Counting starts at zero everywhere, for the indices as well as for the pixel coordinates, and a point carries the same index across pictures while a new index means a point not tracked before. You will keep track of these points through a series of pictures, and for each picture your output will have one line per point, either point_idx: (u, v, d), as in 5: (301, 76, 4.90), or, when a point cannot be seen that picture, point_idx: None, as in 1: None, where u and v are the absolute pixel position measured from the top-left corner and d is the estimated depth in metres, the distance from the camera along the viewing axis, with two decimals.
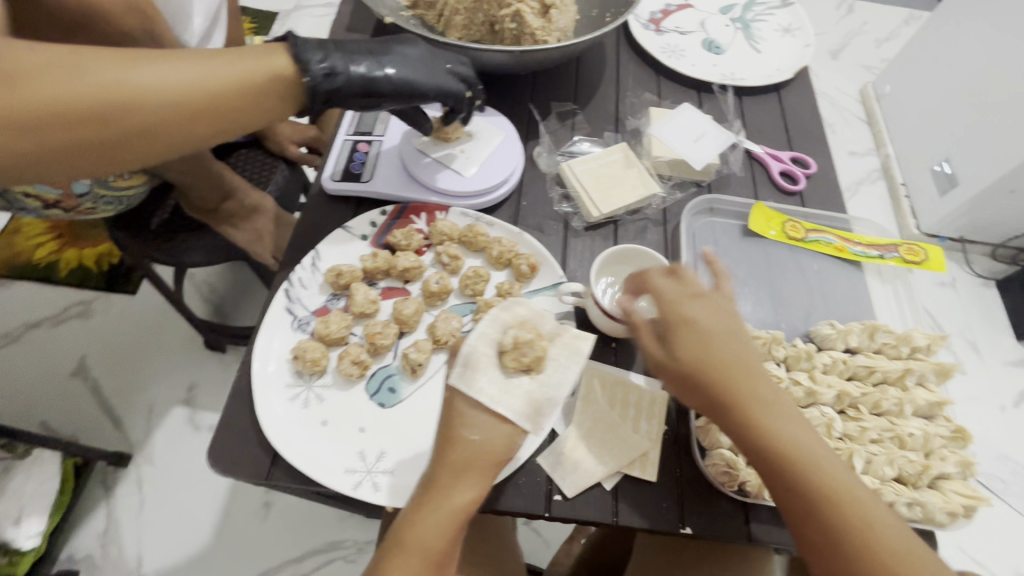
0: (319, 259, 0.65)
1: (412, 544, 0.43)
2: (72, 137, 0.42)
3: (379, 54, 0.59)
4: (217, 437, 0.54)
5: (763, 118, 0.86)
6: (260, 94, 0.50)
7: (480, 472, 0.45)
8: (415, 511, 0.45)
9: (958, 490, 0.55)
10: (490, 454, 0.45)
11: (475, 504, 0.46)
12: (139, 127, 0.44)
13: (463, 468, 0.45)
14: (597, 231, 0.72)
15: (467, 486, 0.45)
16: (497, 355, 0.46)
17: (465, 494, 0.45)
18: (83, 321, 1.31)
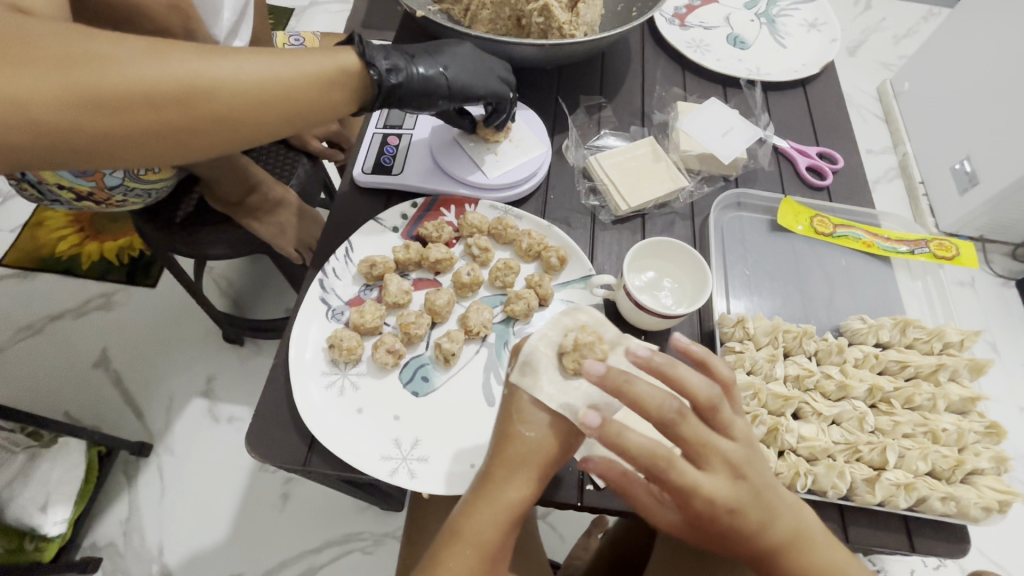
0: (352, 250, 0.66)
1: (468, 535, 0.44)
2: (160, 121, 0.44)
3: (434, 54, 0.64)
4: (254, 423, 0.56)
5: (789, 113, 0.86)
6: (327, 89, 0.53)
7: (534, 470, 0.46)
8: (469, 504, 0.46)
9: (992, 486, 0.55)
10: (541, 449, 0.47)
11: (529, 501, 0.46)
12: (221, 113, 0.46)
13: (518, 461, 0.46)
14: (624, 225, 0.73)
15: (519, 483, 0.46)
16: (557, 356, 0.50)
17: (519, 490, 0.46)
18: (105, 313, 1.33)
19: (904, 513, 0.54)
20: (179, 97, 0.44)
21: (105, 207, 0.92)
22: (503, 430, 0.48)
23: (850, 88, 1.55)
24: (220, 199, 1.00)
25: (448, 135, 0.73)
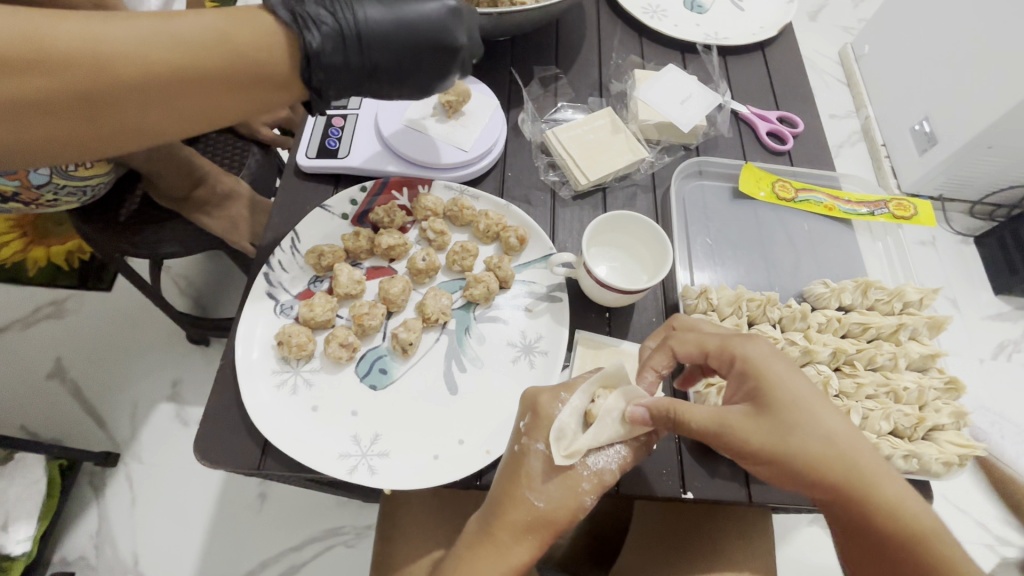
0: (299, 241, 0.62)
1: None
2: (59, 125, 0.40)
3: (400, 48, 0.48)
4: (204, 428, 0.52)
5: (748, 77, 0.84)
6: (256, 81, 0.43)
7: (542, 533, 0.46)
8: (469, 557, 0.46)
9: (952, 440, 0.56)
10: (547, 514, 0.46)
11: (532, 560, 0.46)
12: (129, 119, 0.41)
13: (522, 524, 0.46)
14: (585, 200, 0.71)
15: (525, 547, 0.46)
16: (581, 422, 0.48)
17: (524, 551, 0.46)
18: (56, 320, 1.26)
19: None
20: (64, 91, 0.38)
21: (36, 207, 0.86)
22: (507, 494, 0.47)
23: (811, 53, 1.55)
24: (163, 194, 0.94)
25: (397, 113, 0.70)
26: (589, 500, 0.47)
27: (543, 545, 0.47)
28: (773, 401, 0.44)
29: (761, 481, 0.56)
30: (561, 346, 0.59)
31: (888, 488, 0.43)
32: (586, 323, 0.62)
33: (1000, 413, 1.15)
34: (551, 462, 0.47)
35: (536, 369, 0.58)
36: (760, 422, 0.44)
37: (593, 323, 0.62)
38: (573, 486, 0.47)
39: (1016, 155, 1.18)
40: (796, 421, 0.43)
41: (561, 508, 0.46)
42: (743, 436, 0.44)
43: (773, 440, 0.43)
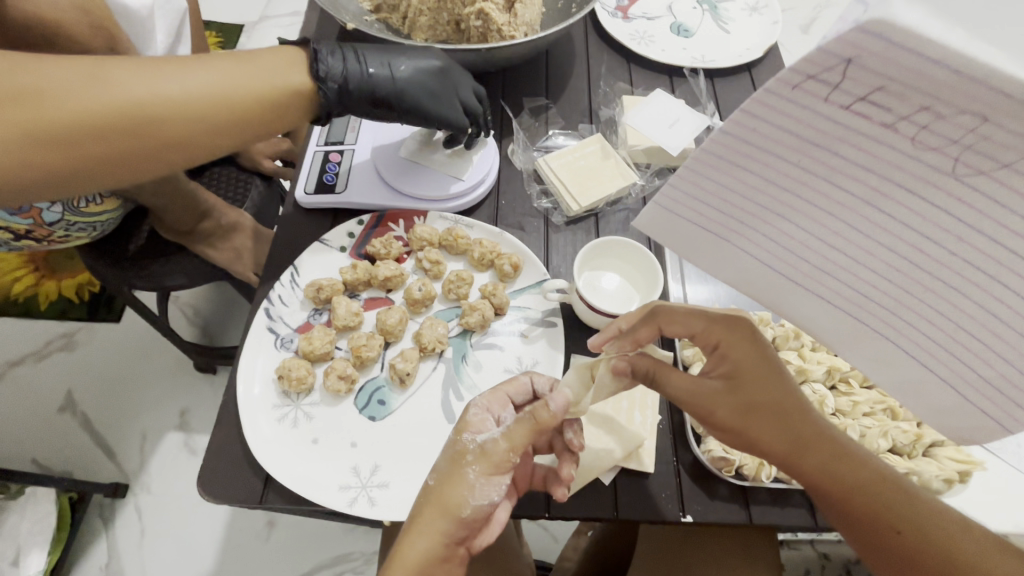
0: (298, 275, 0.64)
1: None
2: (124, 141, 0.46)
3: None
4: (207, 464, 0.53)
5: (736, 98, 0.86)
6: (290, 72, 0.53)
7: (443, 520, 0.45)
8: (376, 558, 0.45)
9: (952, 456, 0.56)
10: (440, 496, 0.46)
11: (434, 555, 0.44)
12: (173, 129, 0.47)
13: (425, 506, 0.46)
14: (578, 225, 0.72)
15: (423, 537, 0.45)
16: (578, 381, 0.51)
17: (421, 542, 0.45)
18: (67, 354, 1.28)
19: None
20: (137, 118, 0.45)
21: (46, 243, 0.89)
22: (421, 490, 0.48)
23: None
24: (169, 228, 0.97)
25: (393, 147, 0.72)
26: (473, 475, 0.46)
27: (444, 534, 0.45)
28: (739, 375, 0.46)
29: (762, 504, 0.55)
30: (557, 371, 0.60)
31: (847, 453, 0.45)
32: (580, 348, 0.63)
33: None
34: (451, 443, 0.49)
35: None
36: (730, 399, 0.46)
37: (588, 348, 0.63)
38: (460, 465, 0.47)
39: None
40: (770, 399, 0.45)
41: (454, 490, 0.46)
42: (712, 407, 0.46)
43: (742, 412, 0.45)
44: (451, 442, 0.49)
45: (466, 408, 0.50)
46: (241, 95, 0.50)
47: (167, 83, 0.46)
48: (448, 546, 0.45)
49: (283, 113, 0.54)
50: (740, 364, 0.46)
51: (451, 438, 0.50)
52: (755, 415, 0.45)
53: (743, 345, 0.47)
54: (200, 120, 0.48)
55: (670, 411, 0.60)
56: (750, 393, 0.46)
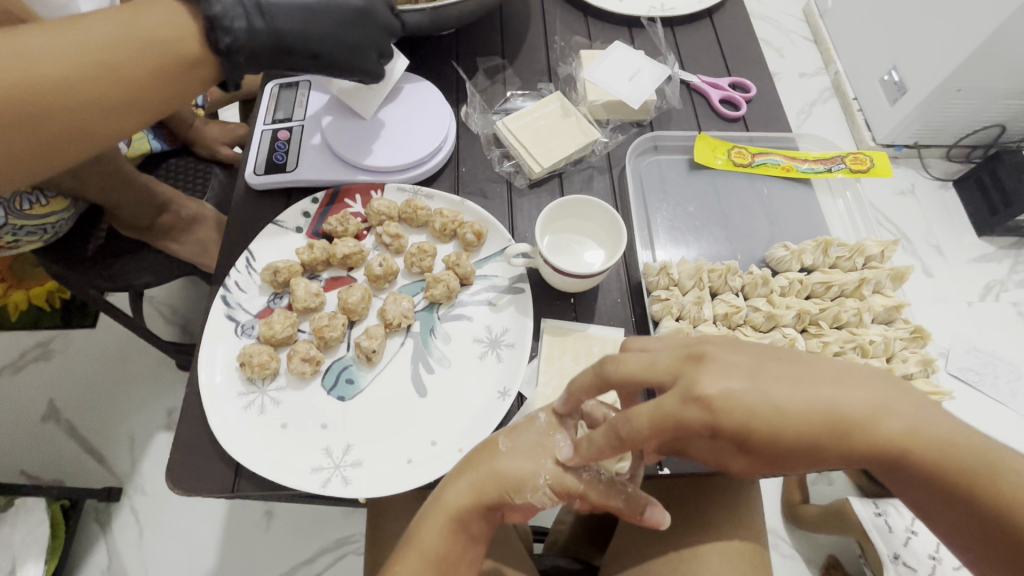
0: (254, 259, 0.62)
1: (414, 544, 0.47)
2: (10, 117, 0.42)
3: None
4: (175, 456, 0.52)
5: (698, 46, 0.83)
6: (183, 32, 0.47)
7: (483, 479, 0.47)
8: (420, 518, 0.48)
9: (921, 388, 0.57)
10: (481, 463, 0.48)
11: (471, 509, 0.47)
12: (53, 93, 0.42)
13: (477, 462, 0.48)
14: (542, 187, 0.70)
15: (463, 485, 0.47)
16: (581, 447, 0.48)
17: (458, 494, 0.47)
18: (44, 363, 1.25)
19: None
20: (28, 90, 0.41)
21: None
22: (479, 453, 0.49)
23: (774, 12, 1.54)
24: (125, 223, 0.93)
25: (342, 118, 0.69)
26: (544, 479, 0.47)
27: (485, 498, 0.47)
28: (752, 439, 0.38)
29: None
30: (527, 337, 0.59)
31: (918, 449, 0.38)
32: (551, 312, 0.62)
33: (990, 351, 1.22)
34: (543, 429, 0.49)
35: (503, 363, 0.59)
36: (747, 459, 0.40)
37: (558, 311, 0.63)
38: (540, 456, 0.47)
39: (984, 95, 1.20)
40: (786, 443, 0.38)
41: (494, 455, 0.48)
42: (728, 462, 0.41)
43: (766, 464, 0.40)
44: (541, 425, 0.49)
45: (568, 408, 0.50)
46: (134, 60, 0.45)
47: (36, 45, 0.42)
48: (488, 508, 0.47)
49: (191, 73, 0.48)
50: (741, 428, 0.37)
51: (546, 424, 0.49)
52: (779, 459, 0.39)
53: (726, 410, 0.37)
54: (99, 77, 0.44)
55: None
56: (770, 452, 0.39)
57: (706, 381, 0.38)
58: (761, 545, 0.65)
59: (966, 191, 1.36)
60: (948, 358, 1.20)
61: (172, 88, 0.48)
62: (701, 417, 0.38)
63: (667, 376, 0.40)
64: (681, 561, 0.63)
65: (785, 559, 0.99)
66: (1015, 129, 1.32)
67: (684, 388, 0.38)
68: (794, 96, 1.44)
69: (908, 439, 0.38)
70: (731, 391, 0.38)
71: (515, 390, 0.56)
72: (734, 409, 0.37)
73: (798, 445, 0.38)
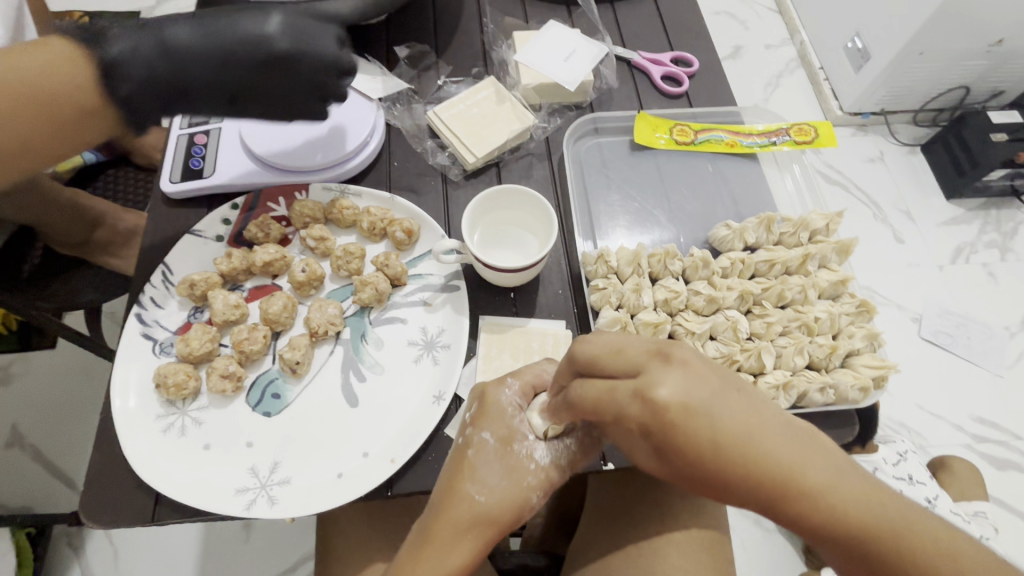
0: (171, 273, 0.58)
1: None
2: None
3: None
4: (90, 489, 0.49)
5: (639, 22, 0.80)
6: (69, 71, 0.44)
7: (469, 536, 0.44)
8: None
9: (868, 363, 0.56)
10: (461, 518, 0.44)
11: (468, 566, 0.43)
12: None
13: (456, 521, 0.44)
14: (478, 178, 0.67)
15: (452, 552, 0.43)
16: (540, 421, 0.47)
17: (456, 561, 0.43)
18: (4, 388, 1.17)
19: (789, 411, 0.54)
20: None
21: None
22: (445, 498, 0.45)
23: None
24: (60, 241, 0.86)
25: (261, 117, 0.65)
26: (537, 495, 0.46)
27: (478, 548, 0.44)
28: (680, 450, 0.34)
29: None
30: (463, 337, 0.57)
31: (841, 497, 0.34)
32: (489, 308, 0.60)
33: (962, 314, 1.22)
34: (501, 453, 0.47)
35: (439, 365, 0.56)
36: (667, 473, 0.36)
37: (497, 307, 0.60)
38: (520, 477, 0.46)
39: (946, 57, 1.18)
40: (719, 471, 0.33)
41: (471, 508, 0.44)
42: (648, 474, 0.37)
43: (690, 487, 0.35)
44: (495, 447, 0.47)
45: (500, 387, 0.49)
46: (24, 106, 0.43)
47: None
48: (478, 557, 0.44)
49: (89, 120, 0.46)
50: (675, 446, 0.33)
51: (498, 445, 0.47)
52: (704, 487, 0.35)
53: (672, 419, 0.33)
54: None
55: None
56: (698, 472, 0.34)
57: (662, 385, 0.33)
58: (722, 532, 0.64)
59: (933, 155, 1.35)
60: (921, 323, 1.19)
61: (71, 133, 0.46)
62: (641, 418, 0.34)
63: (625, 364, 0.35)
64: (639, 555, 0.61)
65: (765, 533, 0.99)
66: (978, 91, 1.31)
67: (639, 381, 0.34)
68: (759, 69, 1.41)
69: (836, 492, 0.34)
70: (685, 397, 0.33)
71: (450, 394, 0.54)
72: (681, 424, 0.33)
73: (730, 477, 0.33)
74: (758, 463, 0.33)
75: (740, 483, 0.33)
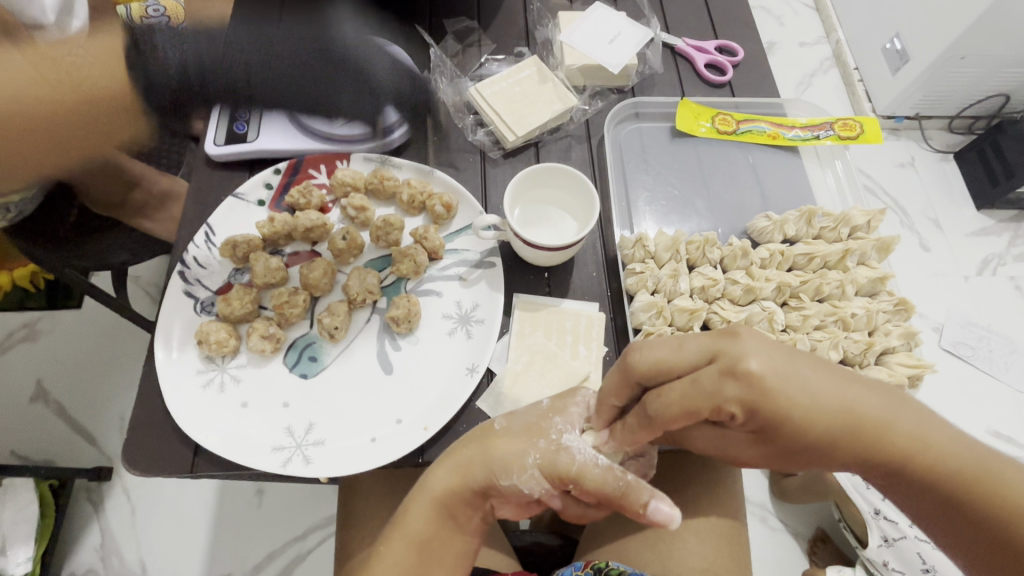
0: (213, 234, 0.59)
1: (399, 527, 0.45)
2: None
3: None
4: (132, 437, 0.51)
5: (684, 8, 0.79)
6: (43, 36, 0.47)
7: (472, 464, 0.45)
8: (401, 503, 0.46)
9: (903, 362, 0.55)
10: (473, 445, 0.46)
11: (456, 491, 0.45)
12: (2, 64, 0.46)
13: (465, 446, 0.46)
14: (516, 157, 0.67)
15: (446, 470, 0.45)
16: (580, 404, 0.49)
17: (442, 479, 0.45)
18: (31, 344, 1.19)
19: None
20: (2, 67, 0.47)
21: None
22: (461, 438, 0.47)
23: None
24: (96, 202, 0.83)
25: None
26: (534, 458, 0.45)
27: (462, 478, 0.45)
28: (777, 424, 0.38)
29: None
30: (497, 313, 0.57)
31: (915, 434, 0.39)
32: (523, 286, 0.60)
33: (987, 326, 1.20)
34: (539, 411, 0.48)
35: (473, 339, 0.57)
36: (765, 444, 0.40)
37: (531, 285, 0.60)
38: (533, 435, 0.46)
39: (989, 63, 1.15)
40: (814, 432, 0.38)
41: (482, 442, 0.46)
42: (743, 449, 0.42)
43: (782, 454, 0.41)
44: (541, 408, 0.48)
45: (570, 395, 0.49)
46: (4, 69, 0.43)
47: None
48: (468, 492, 0.45)
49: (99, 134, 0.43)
50: (778, 413, 0.37)
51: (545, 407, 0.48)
52: (798, 453, 0.40)
53: (765, 394, 0.37)
54: None
55: (616, 343, 0.58)
56: (790, 435, 0.38)
57: (749, 358, 0.37)
58: (741, 522, 0.64)
59: (967, 163, 1.32)
60: (942, 332, 1.18)
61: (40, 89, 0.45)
62: (740, 396, 0.37)
63: (700, 355, 0.39)
64: (656, 538, 0.62)
65: (772, 532, 0.99)
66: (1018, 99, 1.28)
67: (722, 362, 0.38)
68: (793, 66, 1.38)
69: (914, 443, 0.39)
70: (769, 368, 0.37)
71: (484, 367, 0.54)
72: (778, 391, 0.37)
73: (818, 439, 0.38)
74: (840, 423, 0.38)
75: (842, 438, 0.38)
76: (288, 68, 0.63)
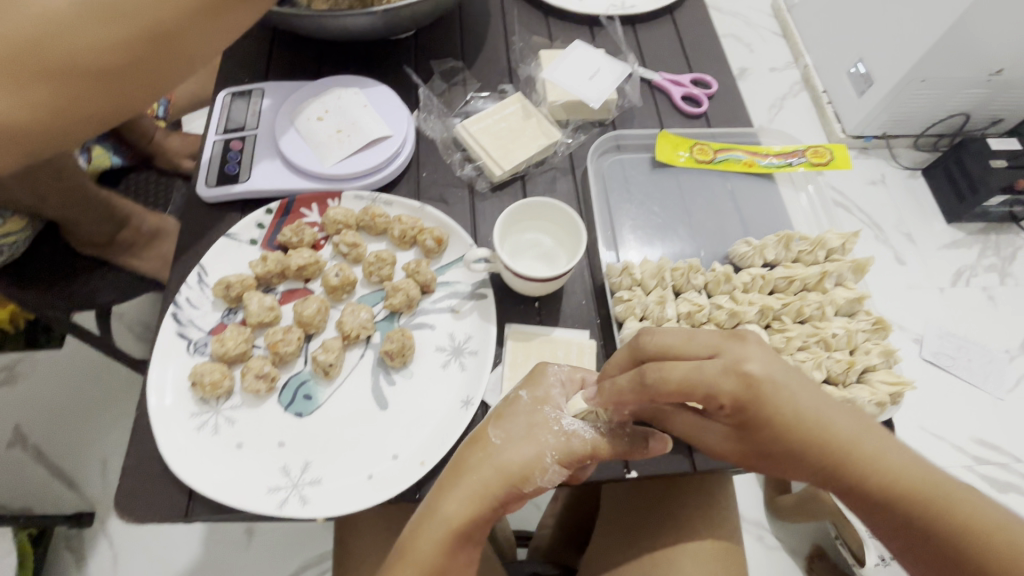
0: (205, 275, 0.60)
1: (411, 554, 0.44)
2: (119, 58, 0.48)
3: None
4: (123, 484, 0.50)
5: (660, 44, 0.82)
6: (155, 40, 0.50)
7: (485, 481, 0.45)
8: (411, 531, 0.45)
9: (885, 379, 0.57)
10: (480, 463, 0.46)
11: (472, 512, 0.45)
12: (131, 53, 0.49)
13: (473, 462, 0.47)
14: (503, 191, 0.69)
15: (460, 501, 0.45)
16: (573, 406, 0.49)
17: (454, 501, 0.45)
18: (8, 388, 1.16)
19: None
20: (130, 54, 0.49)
21: None
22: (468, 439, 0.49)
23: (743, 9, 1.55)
24: (82, 243, 0.82)
25: (296, 126, 0.67)
26: (549, 457, 0.46)
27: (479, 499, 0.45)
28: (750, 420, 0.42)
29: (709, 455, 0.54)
30: (490, 344, 0.58)
31: (867, 446, 0.42)
32: (514, 317, 0.61)
33: (964, 335, 1.23)
34: (529, 409, 0.48)
35: (467, 370, 0.57)
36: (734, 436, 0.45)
37: (522, 315, 0.61)
38: (537, 435, 0.47)
39: (947, 86, 1.22)
40: (792, 444, 0.42)
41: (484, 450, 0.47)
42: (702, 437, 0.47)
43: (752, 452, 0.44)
44: (524, 406, 0.49)
45: (542, 377, 0.50)
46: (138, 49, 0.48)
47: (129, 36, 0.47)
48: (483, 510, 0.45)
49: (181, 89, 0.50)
50: (761, 412, 0.42)
51: (527, 402, 0.49)
52: (766, 453, 0.43)
53: (756, 390, 0.41)
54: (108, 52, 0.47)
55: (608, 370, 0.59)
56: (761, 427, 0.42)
57: (751, 360, 0.41)
58: (737, 543, 0.65)
59: (934, 179, 1.38)
60: (921, 344, 1.21)
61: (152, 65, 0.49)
62: (732, 392, 0.41)
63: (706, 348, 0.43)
64: (654, 566, 0.62)
65: (767, 550, 1.00)
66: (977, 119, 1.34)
67: (724, 358, 0.42)
68: (764, 92, 1.45)
69: (878, 463, 0.42)
70: (767, 370, 0.42)
71: (478, 399, 0.55)
72: (769, 394, 0.41)
73: (791, 445, 0.42)
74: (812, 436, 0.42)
75: (806, 443, 0.42)
76: (295, 123, 0.67)
